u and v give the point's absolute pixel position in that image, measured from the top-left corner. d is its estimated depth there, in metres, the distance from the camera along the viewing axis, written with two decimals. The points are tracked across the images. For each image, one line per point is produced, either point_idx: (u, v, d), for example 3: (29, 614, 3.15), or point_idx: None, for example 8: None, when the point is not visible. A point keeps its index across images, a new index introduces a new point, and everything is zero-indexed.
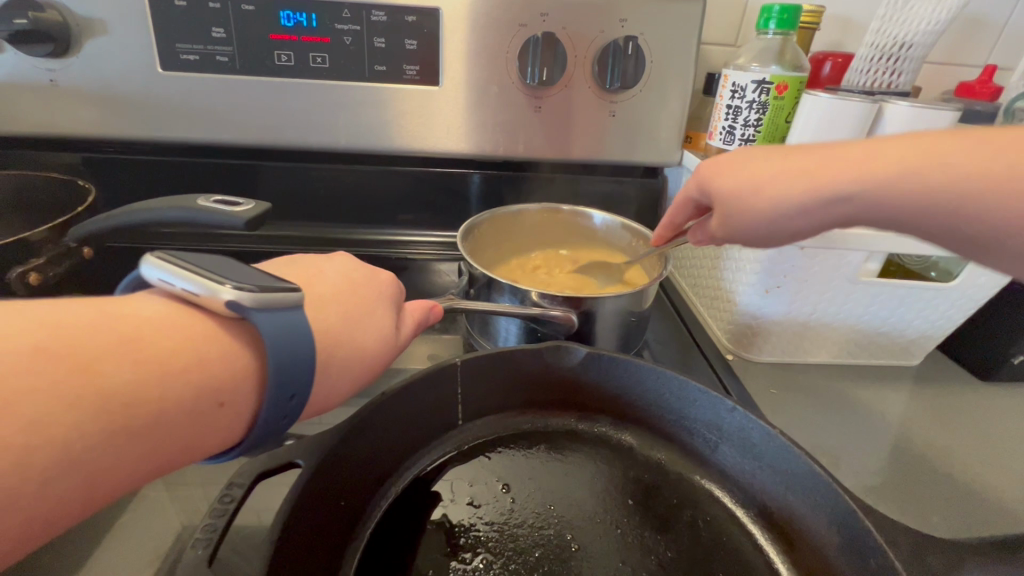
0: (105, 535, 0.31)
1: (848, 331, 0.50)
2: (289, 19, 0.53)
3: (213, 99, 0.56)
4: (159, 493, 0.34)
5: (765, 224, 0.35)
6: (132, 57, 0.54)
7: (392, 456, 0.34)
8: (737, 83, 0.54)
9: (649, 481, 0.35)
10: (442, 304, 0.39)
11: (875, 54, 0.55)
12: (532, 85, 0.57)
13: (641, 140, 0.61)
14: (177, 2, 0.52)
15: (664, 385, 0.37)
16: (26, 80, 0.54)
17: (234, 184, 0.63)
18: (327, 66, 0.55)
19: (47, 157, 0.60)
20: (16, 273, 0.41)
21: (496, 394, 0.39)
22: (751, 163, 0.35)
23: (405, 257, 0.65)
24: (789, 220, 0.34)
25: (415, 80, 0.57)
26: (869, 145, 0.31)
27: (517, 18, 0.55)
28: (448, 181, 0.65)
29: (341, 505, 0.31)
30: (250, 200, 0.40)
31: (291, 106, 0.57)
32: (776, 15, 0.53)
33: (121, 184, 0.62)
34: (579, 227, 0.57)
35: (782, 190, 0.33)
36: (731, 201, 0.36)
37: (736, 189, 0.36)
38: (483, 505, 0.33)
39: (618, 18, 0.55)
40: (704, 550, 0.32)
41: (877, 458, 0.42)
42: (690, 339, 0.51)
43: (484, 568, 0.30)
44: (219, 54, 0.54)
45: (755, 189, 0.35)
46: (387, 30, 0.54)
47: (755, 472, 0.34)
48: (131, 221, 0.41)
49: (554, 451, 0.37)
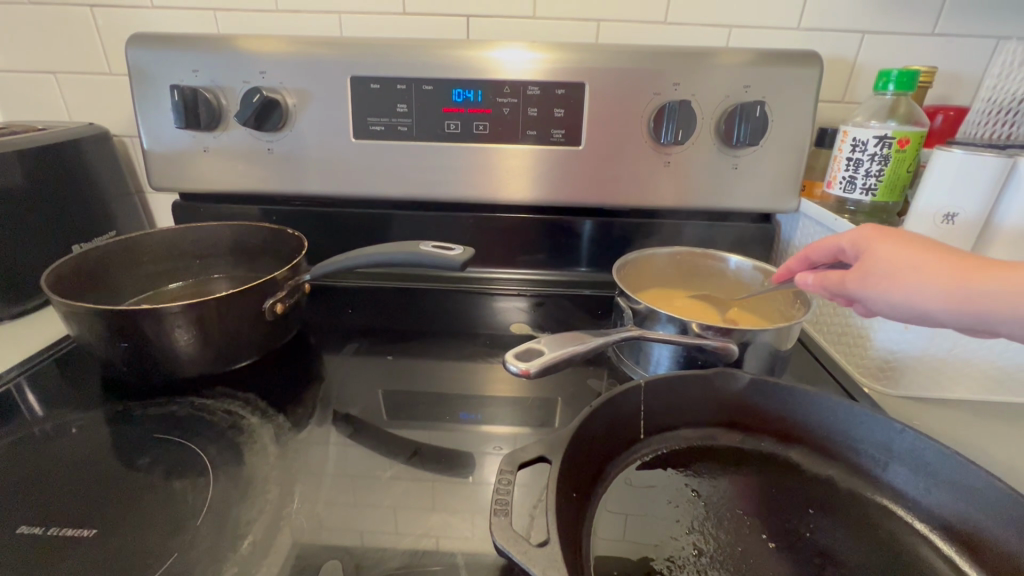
0: (363, 505, 0.39)
1: (983, 365, 0.52)
2: (459, 95, 0.65)
3: (390, 161, 0.68)
4: (397, 478, 0.42)
5: (890, 300, 0.41)
6: (334, 128, 0.67)
7: (596, 465, 0.40)
8: (857, 138, 0.60)
9: (824, 495, 0.40)
10: (534, 367, 0.40)
11: (991, 107, 0.61)
12: (664, 142, 0.64)
13: (759, 189, 0.68)
14: (373, 86, 0.65)
15: (830, 411, 0.42)
16: (251, 150, 0.69)
17: (397, 231, 0.75)
18: (487, 132, 0.66)
19: (256, 209, 0.75)
20: (269, 303, 0.52)
21: (675, 411, 0.44)
22: (896, 255, 0.41)
23: (489, 293, 0.75)
24: (897, 311, 0.41)
25: (559, 141, 0.66)
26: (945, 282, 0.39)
27: (651, 89, 0.64)
28: (575, 227, 0.74)
29: (575, 496, 0.36)
30: (459, 246, 0.50)
31: (453, 165, 0.68)
32: (894, 79, 0.58)
33: (303, 231, 0.75)
34: (712, 270, 0.63)
35: (907, 294, 0.40)
36: (844, 284, 0.44)
37: (853, 281, 0.43)
38: (681, 505, 0.38)
39: (742, 85, 0.63)
40: (891, 553, 0.36)
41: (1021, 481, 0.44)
42: (824, 371, 0.55)
43: (696, 554, 0.34)
44: (400, 125, 0.66)
45: (891, 287, 0.41)
46: (539, 101, 0.65)
47: (929, 489, 0.38)
48: (371, 257, 0.51)
49: (727, 466, 0.42)
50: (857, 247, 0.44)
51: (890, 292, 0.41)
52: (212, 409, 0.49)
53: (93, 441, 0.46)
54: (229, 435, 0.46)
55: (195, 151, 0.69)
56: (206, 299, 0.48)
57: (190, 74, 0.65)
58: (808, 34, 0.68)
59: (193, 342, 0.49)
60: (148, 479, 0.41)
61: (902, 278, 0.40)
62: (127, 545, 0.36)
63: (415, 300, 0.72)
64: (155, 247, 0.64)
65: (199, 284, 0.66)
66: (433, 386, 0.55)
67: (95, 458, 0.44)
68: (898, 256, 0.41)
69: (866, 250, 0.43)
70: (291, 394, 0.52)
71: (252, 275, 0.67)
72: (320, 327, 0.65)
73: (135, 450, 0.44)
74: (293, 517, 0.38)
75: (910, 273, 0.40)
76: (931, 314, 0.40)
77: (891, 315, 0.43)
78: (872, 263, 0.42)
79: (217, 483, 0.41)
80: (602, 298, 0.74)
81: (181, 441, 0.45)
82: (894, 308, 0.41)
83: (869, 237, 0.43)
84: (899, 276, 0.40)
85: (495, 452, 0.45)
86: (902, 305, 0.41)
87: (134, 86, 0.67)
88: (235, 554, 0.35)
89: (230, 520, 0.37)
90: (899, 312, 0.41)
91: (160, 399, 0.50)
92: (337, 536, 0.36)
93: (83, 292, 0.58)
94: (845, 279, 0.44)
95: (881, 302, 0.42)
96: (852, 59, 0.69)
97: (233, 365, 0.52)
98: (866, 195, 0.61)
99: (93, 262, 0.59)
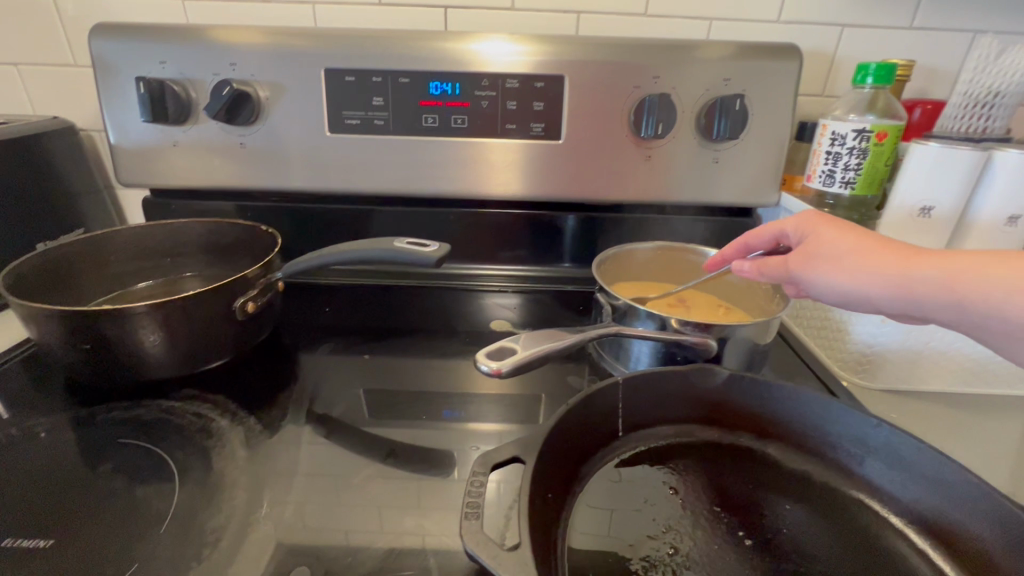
0: (334, 508, 0.38)
1: (959, 357, 0.52)
2: (436, 88, 0.64)
3: (367, 155, 0.67)
4: (371, 480, 0.41)
5: (826, 283, 0.42)
6: (308, 122, 0.65)
7: (572, 464, 0.39)
8: (836, 132, 0.60)
9: (801, 491, 0.39)
10: (507, 365, 0.39)
11: (968, 101, 0.61)
12: (645, 136, 0.64)
13: (740, 182, 0.67)
14: (349, 78, 0.63)
15: (806, 406, 0.42)
16: (223, 145, 0.67)
17: (376, 227, 0.73)
18: (465, 125, 0.65)
19: (230, 205, 0.73)
20: (240, 302, 0.51)
21: (652, 408, 0.44)
22: (841, 238, 0.42)
23: (471, 289, 0.74)
24: (841, 295, 0.42)
25: (539, 135, 0.65)
26: (887, 263, 0.40)
27: (631, 82, 0.63)
28: (557, 222, 0.73)
29: (550, 497, 0.36)
30: (435, 242, 0.49)
31: (432, 159, 0.67)
32: (873, 72, 0.58)
33: (278, 228, 0.73)
34: (693, 265, 0.62)
35: (846, 276, 0.41)
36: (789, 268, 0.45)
37: (797, 264, 0.44)
38: (657, 503, 0.38)
39: (722, 78, 0.63)
40: (867, 548, 0.36)
41: (995, 472, 0.45)
42: (803, 364, 0.55)
43: (672, 553, 0.34)
44: (376, 119, 0.65)
45: (832, 270, 0.42)
46: (518, 94, 0.64)
47: (904, 483, 0.38)
48: (344, 254, 0.50)
49: (704, 462, 0.42)
50: (802, 231, 0.45)
51: (830, 274, 0.42)
52: (181, 412, 0.47)
53: (54, 447, 0.44)
54: (198, 439, 0.44)
55: (164, 146, 0.67)
56: (171, 298, 0.47)
57: (157, 66, 0.63)
58: (788, 26, 0.68)
59: (159, 343, 0.48)
60: (111, 486, 0.40)
61: (843, 261, 0.41)
62: (85, 556, 0.34)
63: (395, 298, 0.71)
64: (122, 245, 0.62)
65: (169, 283, 0.64)
66: (411, 384, 0.54)
67: (55, 465, 0.42)
68: (843, 238, 0.42)
69: (808, 234, 0.45)
70: (263, 395, 0.51)
71: (225, 272, 0.66)
72: (297, 326, 0.64)
73: (98, 456, 0.43)
74: (261, 523, 0.37)
75: (849, 257, 0.41)
76: (868, 296, 0.41)
77: (830, 297, 0.44)
78: (814, 246, 0.43)
79: (184, 488, 0.39)
80: (584, 294, 0.73)
81: (147, 446, 0.44)
82: (836, 292, 0.42)
83: (815, 222, 0.45)
84: (836, 258, 0.42)
85: (473, 451, 0.44)
86: (841, 288, 0.42)
87: (98, 78, 0.65)
88: (200, 563, 0.34)
89: (196, 527, 0.36)
90: (840, 295, 0.42)
91: (126, 403, 0.49)
92: (306, 541, 0.35)
93: (46, 293, 0.56)
94: (789, 261, 0.45)
95: (820, 285, 0.43)
96: (832, 52, 0.69)
97: (202, 366, 0.51)
98: (845, 189, 0.61)
99: (56, 260, 0.56)
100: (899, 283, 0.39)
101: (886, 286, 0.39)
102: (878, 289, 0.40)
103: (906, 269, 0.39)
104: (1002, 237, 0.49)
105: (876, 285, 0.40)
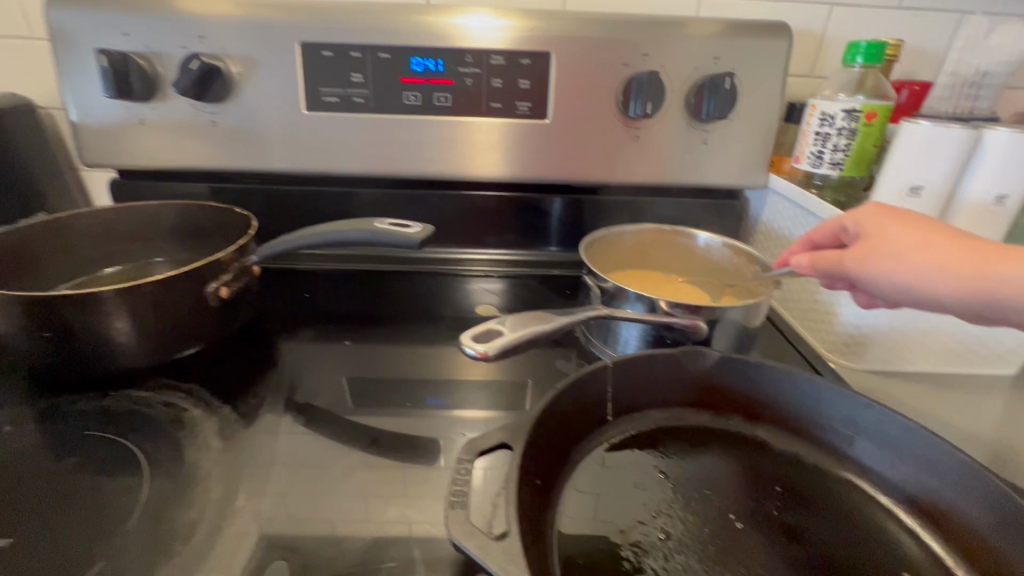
0: (314, 498, 0.37)
1: (944, 337, 0.52)
2: (418, 64, 0.61)
3: (346, 135, 0.64)
4: (353, 469, 0.39)
5: (889, 283, 0.40)
6: (284, 99, 0.62)
7: (561, 450, 0.38)
8: (826, 112, 0.59)
9: (791, 473, 0.39)
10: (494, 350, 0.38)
11: (956, 81, 0.60)
12: (633, 116, 0.62)
13: (728, 164, 0.66)
14: (326, 53, 0.61)
15: (797, 388, 0.42)
16: (193, 123, 0.63)
17: (357, 210, 0.71)
18: (449, 104, 0.63)
19: (202, 187, 0.70)
20: (213, 287, 0.48)
21: (643, 391, 0.43)
22: (908, 234, 0.40)
23: (456, 274, 0.73)
24: (900, 295, 0.40)
25: (526, 115, 0.63)
26: (954, 263, 0.38)
27: (620, 60, 0.61)
28: (543, 204, 0.71)
29: (539, 484, 0.35)
30: (418, 224, 0.47)
31: (414, 139, 0.64)
32: (863, 51, 0.57)
33: (254, 211, 0.71)
34: (682, 247, 0.62)
35: (911, 275, 0.39)
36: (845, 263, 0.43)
37: (856, 260, 0.42)
38: (648, 487, 0.37)
39: (711, 56, 0.61)
40: (857, 529, 0.35)
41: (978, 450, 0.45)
42: (791, 347, 0.55)
43: (664, 538, 0.33)
44: (356, 96, 0.62)
45: (895, 269, 0.40)
46: (504, 71, 0.61)
47: (895, 463, 0.38)
48: (322, 237, 0.48)
49: (694, 446, 0.41)
50: (861, 225, 0.42)
51: (893, 273, 0.40)
52: (151, 402, 0.45)
53: (15, 440, 0.42)
54: (169, 430, 0.42)
55: (131, 124, 0.64)
56: (138, 283, 0.44)
57: (120, 38, 0.60)
58: (778, 4, 0.66)
59: (127, 330, 0.45)
60: (76, 480, 0.38)
61: (910, 259, 0.39)
62: (46, 555, 0.32)
63: (377, 283, 0.69)
64: (87, 228, 0.58)
65: (138, 268, 0.61)
66: (394, 371, 0.52)
67: (15, 460, 0.40)
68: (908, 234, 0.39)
69: (869, 229, 0.42)
70: (240, 383, 0.49)
71: (198, 257, 0.63)
72: (275, 312, 0.62)
73: (62, 449, 0.40)
74: (237, 516, 0.35)
75: (914, 255, 0.39)
76: (932, 296, 0.39)
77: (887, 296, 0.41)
78: (876, 242, 0.41)
79: (154, 481, 0.37)
80: (572, 278, 0.72)
81: (115, 438, 0.41)
82: (898, 291, 0.40)
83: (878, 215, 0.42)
84: (902, 255, 0.39)
85: (458, 438, 0.43)
86: (901, 287, 0.40)
87: (56, 51, 0.61)
88: (171, 559, 0.32)
89: (167, 521, 0.34)
90: (899, 294, 0.40)
91: (93, 394, 0.46)
92: (285, 534, 0.34)
93: (4, 278, 0.53)
94: (845, 257, 0.42)
95: (880, 284, 0.41)
96: (821, 31, 0.68)
97: (174, 354, 0.49)
98: (834, 170, 0.60)
99: (15, 244, 0.53)
100: (966, 285, 0.37)
101: (953, 289, 0.38)
102: (944, 290, 0.38)
103: (974, 271, 0.37)
104: (990, 217, 0.49)
105: (942, 286, 0.38)
